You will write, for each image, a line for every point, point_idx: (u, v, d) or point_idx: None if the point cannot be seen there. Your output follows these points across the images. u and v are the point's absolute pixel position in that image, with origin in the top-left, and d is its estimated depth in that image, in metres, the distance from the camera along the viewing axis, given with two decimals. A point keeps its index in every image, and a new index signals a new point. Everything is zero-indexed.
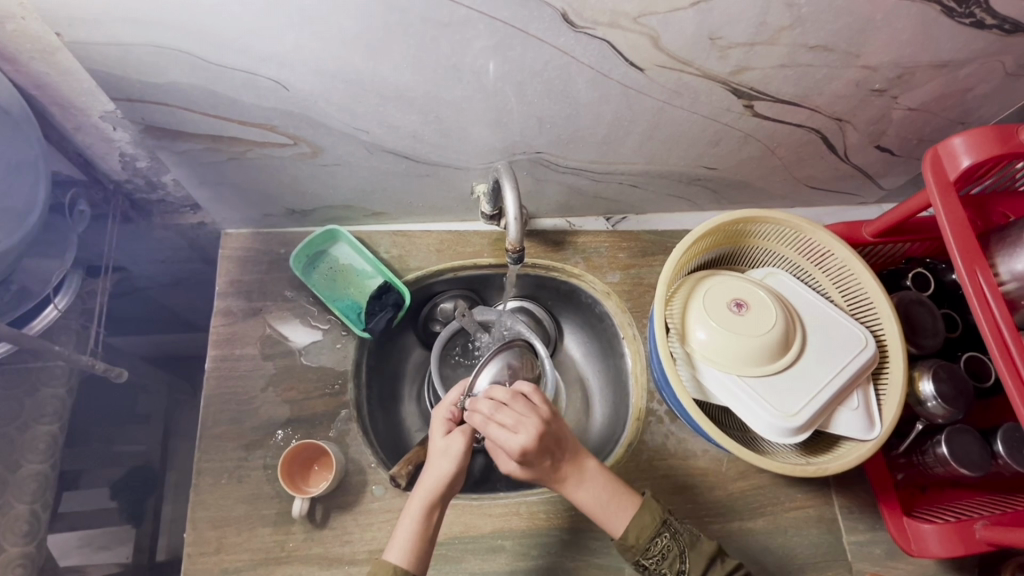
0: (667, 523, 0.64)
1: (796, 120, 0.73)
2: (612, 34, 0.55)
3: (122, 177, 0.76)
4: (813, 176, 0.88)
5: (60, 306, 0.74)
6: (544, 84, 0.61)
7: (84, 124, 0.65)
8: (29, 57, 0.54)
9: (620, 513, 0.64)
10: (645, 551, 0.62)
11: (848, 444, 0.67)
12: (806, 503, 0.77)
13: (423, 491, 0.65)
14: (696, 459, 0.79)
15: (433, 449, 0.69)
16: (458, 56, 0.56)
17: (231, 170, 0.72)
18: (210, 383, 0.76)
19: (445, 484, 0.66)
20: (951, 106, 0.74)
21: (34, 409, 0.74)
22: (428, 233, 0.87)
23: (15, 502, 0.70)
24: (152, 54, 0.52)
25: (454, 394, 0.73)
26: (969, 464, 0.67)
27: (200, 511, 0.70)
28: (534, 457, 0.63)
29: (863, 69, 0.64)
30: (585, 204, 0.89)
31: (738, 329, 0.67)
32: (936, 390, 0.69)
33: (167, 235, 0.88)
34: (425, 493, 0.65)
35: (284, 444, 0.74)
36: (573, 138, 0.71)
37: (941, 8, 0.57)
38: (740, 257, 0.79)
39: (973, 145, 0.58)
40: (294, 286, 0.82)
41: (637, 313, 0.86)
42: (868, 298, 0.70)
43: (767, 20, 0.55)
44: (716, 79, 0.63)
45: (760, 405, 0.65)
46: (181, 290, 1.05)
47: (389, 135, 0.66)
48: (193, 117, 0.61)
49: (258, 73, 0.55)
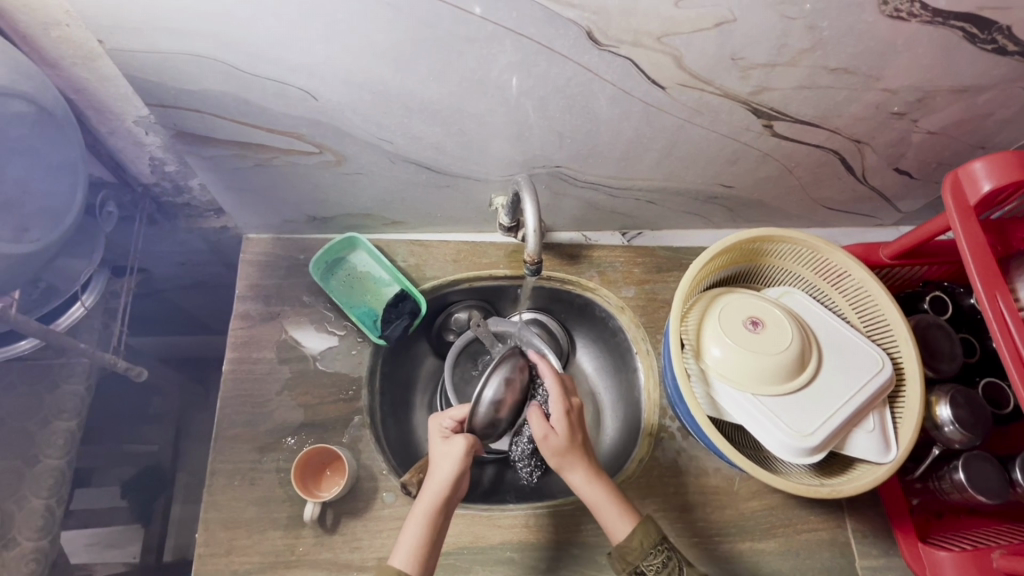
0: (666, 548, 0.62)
1: (815, 141, 0.73)
2: (635, 53, 0.56)
3: (150, 181, 0.77)
4: (829, 197, 0.88)
5: (85, 304, 0.75)
6: (567, 99, 0.62)
7: (118, 128, 0.67)
8: (70, 63, 0.56)
9: (620, 522, 0.64)
10: (641, 560, 0.61)
11: (863, 466, 0.66)
12: (820, 525, 0.76)
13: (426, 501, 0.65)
14: (708, 478, 0.78)
15: (437, 456, 0.68)
16: (483, 70, 0.57)
17: (255, 177, 0.73)
18: (226, 385, 0.77)
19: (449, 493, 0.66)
20: (972, 131, 0.74)
21: (54, 406, 0.75)
22: (444, 244, 0.88)
23: (32, 496, 0.71)
24: (188, 63, 0.54)
25: (455, 408, 0.73)
26: (986, 491, 0.66)
27: (213, 512, 0.71)
28: (576, 422, 0.69)
29: (883, 92, 0.65)
30: (601, 219, 0.90)
31: (754, 348, 0.67)
32: (954, 415, 0.68)
33: (191, 239, 0.90)
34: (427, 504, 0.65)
35: (296, 448, 0.75)
36: (592, 154, 0.72)
37: (963, 33, 0.57)
38: (756, 275, 0.79)
39: (993, 170, 0.58)
40: (311, 292, 0.83)
41: (652, 329, 0.86)
42: (885, 319, 0.70)
43: (788, 42, 0.56)
44: (736, 99, 0.63)
45: (775, 424, 0.65)
46: (199, 294, 1.06)
47: (411, 146, 0.68)
48: (224, 124, 0.63)
49: (288, 82, 0.56)
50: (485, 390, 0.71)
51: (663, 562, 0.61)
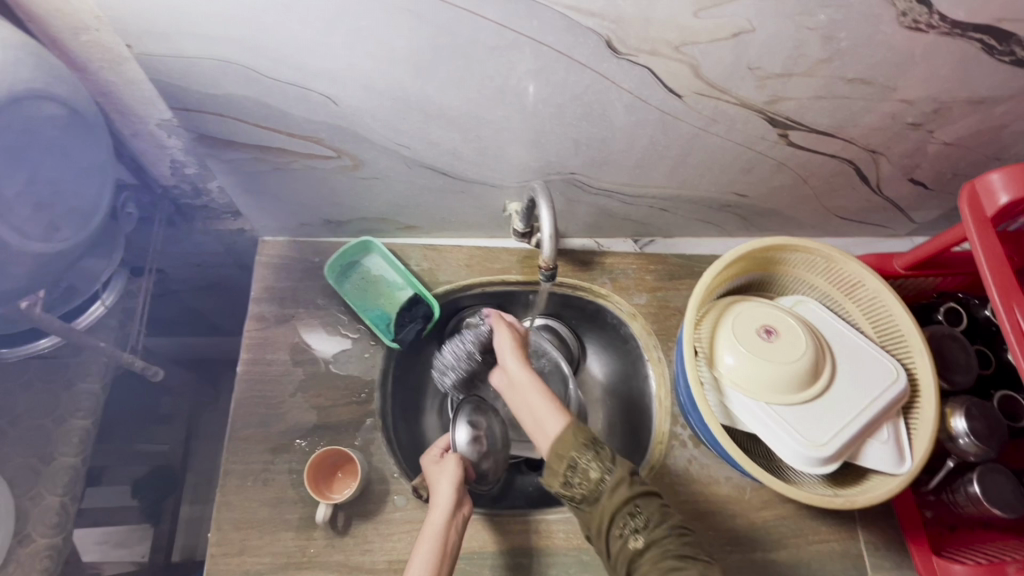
0: (597, 442, 0.64)
1: (830, 151, 0.73)
2: (653, 62, 0.56)
3: (170, 183, 0.78)
4: (844, 207, 0.88)
5: (106, 303, 0.78)
6: (583, 107, 0.63)
7: (141, 131, 0.68)
8: (98, 66, 0.57)
9: (553, 421, 0.67)
10: (574, 454, 0.63)
11: (877, 477, 0.66)
12: (831, 536, 0.76)
13: (434, 528, 0.64)
14: (719, 486, 0.78)
15: (434, 480, 0.70)
16: (502, 78, 0.57)
17: (274, 180, 0.74)
18: (240, 385, 0.78)
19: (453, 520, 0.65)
20: (988, 142, 0.74)
21: (70, 403, 0.76)
22: (458, 249, 0.89)
23: (47, 493, 0.72)
24: (213, 68, 0.55)
25: (437, 442, 0.78)
26: (1002, 504, 0.66)
27: (225, 512, 0.71)
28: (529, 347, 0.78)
29: (900, 102, 0.65)
30: (614, 225, 0.90)
31: (767, 356, 0.67)
32: (969, 427, 0.68)
33: (207, 240, 0.90)
34: (435, 529, 0.64)
35: (309, 450, 0.75)
36: (607, 161, 0.72)
37: (981, 45, 0.57)
38: (769, 283, 0.79)
39: (1011, 181, 0.58)
40: (325, 294, 0.84)
41: (663, 336, 0.86)
42: (899, 330, 0.70)
43: (805, 52, 0.56)
44: (752, 108, 0.64)
45: (788, 433, 0.65)
46: (213, 295, 1.07)
47: (429, 151, 0.68)
48: (245, 128, 0.64)
49: (310, 88, 0.57)
50: (457, 428, 0.77)
51: (595, 453, 0.63)
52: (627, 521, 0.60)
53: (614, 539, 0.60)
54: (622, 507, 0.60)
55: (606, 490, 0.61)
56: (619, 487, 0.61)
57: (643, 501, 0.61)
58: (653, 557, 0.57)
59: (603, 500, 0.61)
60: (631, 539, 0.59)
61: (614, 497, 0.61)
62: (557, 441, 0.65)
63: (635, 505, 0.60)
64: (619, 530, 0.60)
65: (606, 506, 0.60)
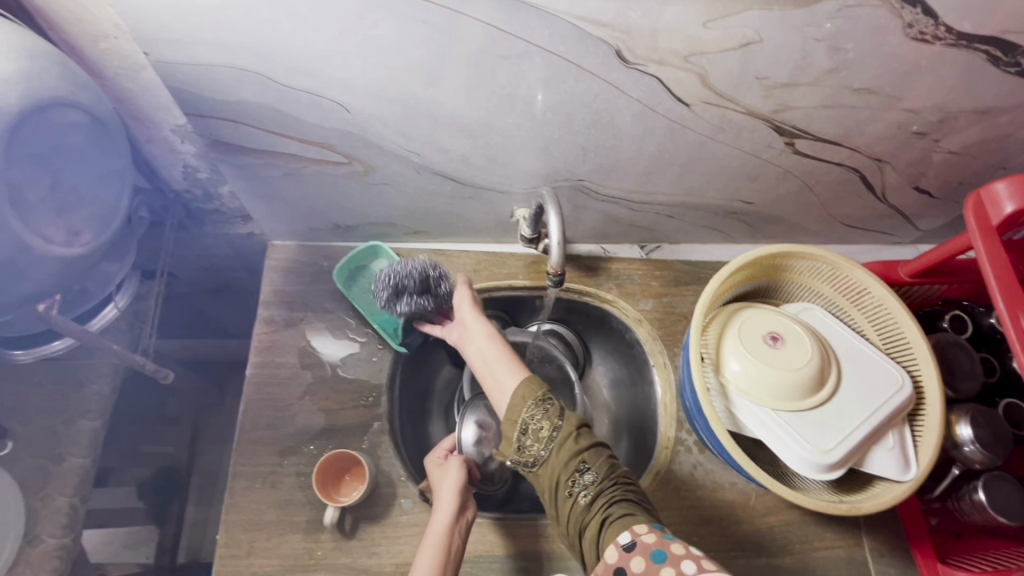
0: (548, 398, 0.64)
1: (836, 159, 0.74)
2: (662, 72, 0.57)
3: (182, 188, 0.79)
4: (849, 214, 0.89)
5: (119, 304, 0.78)
6: (592, 115, 0.63)
7: (156, 136, 0.69)
8: (115, 73, 0.58)
9: (507, 376, 0.68)
10: (524, 413, 0.63)
11: (883, 484, 0.66)
12: (837, 543, 0.76)
13: (436, 534, 0.64)
14: (725, 492, 0.78)
15: (438, 484, 0.70)
16: (512, 86, 0.58)
17: (285, 185, 0.75)
18: (249, 388, 0.79)
19: (454, 527, 0.65)
20: (993, 151, 0.74)
21: (80, 405, 0.77)
22: (465, 254, 0.89)
23: (57, 494, 0.73)
24: (229, 75, 0.56)
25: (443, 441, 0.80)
26: (1007, 512, 0.66)
27: (233, 514, 0.72)
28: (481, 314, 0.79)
29: (906, 111, 0.65)
30: (620, 232, 0.91)
31: (773, 363, 0.67)
32: (974, 435, 0.68)
33: (217, 244, 0.91)
34: (437, 536, 0.64)
35: (316, 453, 0.76)
36: (614, 168, 0.73)
37: (987, 56, 0.58)
38: (775, 290, 0.80)
39: (1015, 190, 0.58)
40: (334, 298, 0.85)
41: (669, 342, 0.87)
42: (905, 337, 0.70)
43: (813, 62, 0.57)
44: (759, 117, 0.64)
45: (794, 439, 0.65)
46: (221, 299, 1.08)
47: (439, 158, 0.69)
48: (258, 134, 0.64)
49: (323, 95, 0.58)
50: (463, 428, 0.80)
51: (544, 410, 0.63)
52: (576, 477, 0.60)
53: (564, 497, 0.60)
54: (571, 464, 0.61)
55: (555, 449, 0.62)
56: (568, 444, 0.62)
57: (590, 456, 0.61)
58: (601, 509, 0.57)
59: (554, 459, 0.62)
60: (580, 495, 0.59)
61: (563, 455, 0.61)
62: (511, 395, 0.66)
63: (583, 461, 0.61)
64: (568, 488, 0.60)
65: (556, 465, 0.61)
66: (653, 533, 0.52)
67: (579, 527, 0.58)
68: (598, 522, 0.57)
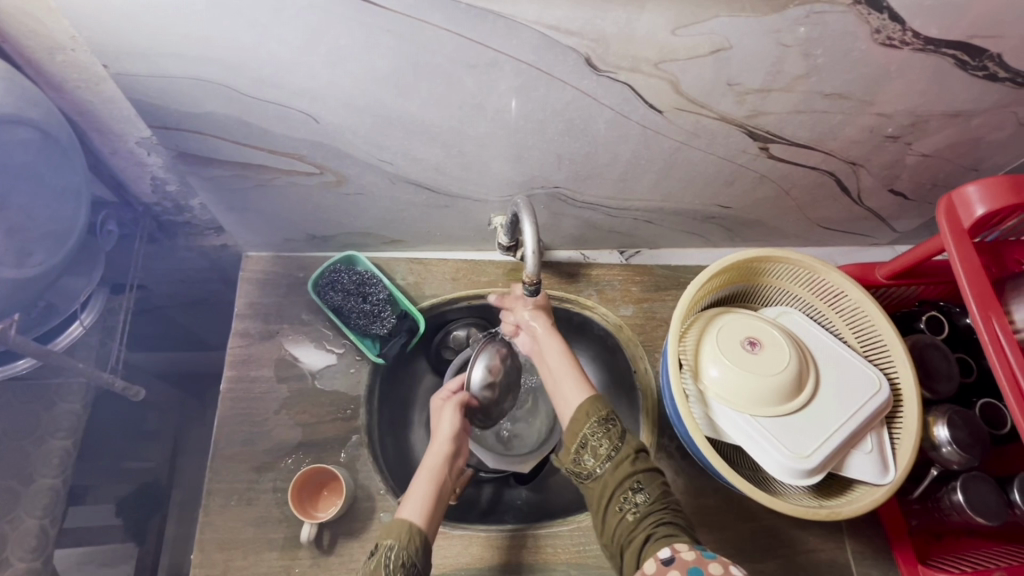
0: (612, 418, 0.65)
1: (810, 163, 0.74)
2: (633, 79, 0.57)
3: (151, 201, 0.78)
4: (826, 217, 0.89)
5: (85, 322, 0.75)
6: (565, 123, 0.63)
7: (121, 148, 0.67)
8: (75, 86, 0.57)
9: (574, 392, 0.69)
10: (585, 430, 0.65)
11: (862, 488, 0.66)
12: (819, 546, 0.76)
13: (429, 472, 0.66)
14: (708, 497, 0.78)
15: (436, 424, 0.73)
16: (483, 95, 0.58)
17: (257, 197, 0.74)
18: (224, 403, 0.77)
19: (447, 469, 0.67)
20: (965, 153, 0.75)
21: (50, 424, 0.75)
22: (443, 262, 0.88)
23: (26, 516, 0.71)
24: (193, 87, 0.54)
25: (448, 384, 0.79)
26: (985, 512, 0.66)
27: (208, 533, 0.71)
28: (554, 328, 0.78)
29: (877, 116, 0.66)
30: (600, 237, 0.90)
31: (752, 368, 0.67)
32: (951, 436, 0.68)
33: (191, 256, 0.90)
34: (431, 472, 0.66)
35: (294, 468, 0.75)
36: (590, 175, 0.73)
37: (954, 60, 0.58)
38: (753, 295, 0.80)
39: (988, 194, 0.59)
40: (311, 310, 0.84)
41: (650, 348, 0.87)
42: (882, 339, 0.70)
43: (784, 68, 0.57)
44: (732, 122, 0.64)
45: (773, 444, 0.65)
46: (198, 311, 1.07)
47: (412, 167, 0.68)
48: (226, 145, 0.63)
49: (290, 106, 0.57)
50: (475, 366, 0.79)
51: (606, 430, 0.64)
52: (627, 495, 0.61)
53: (613, 512, 0.61)
54: (624, 481, 0.61)
55: (610, 467, 0.63)
56: (623, 463, 0.62)
57: (645, 478, 0.61)
58: (648, 526, 0.57)
59: (607, 476, 0.62)
60: (629, 512, 0.60)
61: (616, 473, 0.62)
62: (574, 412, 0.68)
63: (637, 481, 0.61)
64: (619, 504, 0.61)
65: (608, 481, 0.62)
66: (693, 550, 0.52)
67: (623, 543, 0.59)
68: (642, 539, 0.57)
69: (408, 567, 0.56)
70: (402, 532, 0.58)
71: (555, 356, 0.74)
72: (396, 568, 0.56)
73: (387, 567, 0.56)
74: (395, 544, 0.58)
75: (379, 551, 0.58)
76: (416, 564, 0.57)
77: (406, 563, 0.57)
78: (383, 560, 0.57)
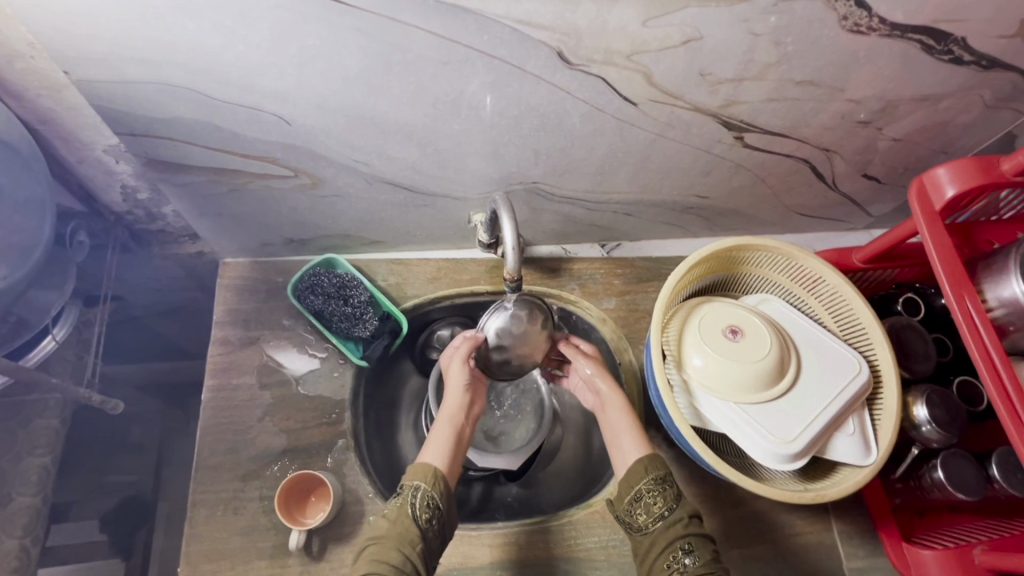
0: (668, 477, 0.63)
1: (785, 151, 0.75)
2: (606, 72, 0.57)
3: (122, 209, 0.76)
4: (802, 204, 0.90)
5: (57, 337, 0.73)
6: (540, 118, 0.63)
7: (88, 157, 0.66)
8: (36, 93, 0.56)
9: (631, 448, 0.67)
10: (640, 484, 0.62)
11: (845, 470, 0.67)
12: (806, 529, 0.78)
13: (448, 422, 0.69)
14: (695, 486, 0.79)
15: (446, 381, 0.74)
16: (456, 91, 0.57)
17: (231, 202, 0.72)
18: (206, 413, 0.76)
19: (465, 418, 0.71)
20: (934, 137, 0.76)
21: (27, 441, 0.73)
22: (424, 261, 0.88)
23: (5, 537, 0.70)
24: (159, 92, 0.53)
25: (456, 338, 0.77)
26: (965, 488, 0.68)
27: (195, 545, 0.70)
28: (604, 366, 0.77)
29: (848, 102, 0.66)
30: (580, 232, 0.90)
31: (734, 356, 0.68)
32: (930, 415, 0.70)
33: (166, 265, 0.88)
34: (449, 423, 0.69)
35: (280, 475, 0.74)
36: (568, 169, 0.73)
37: (921, 45, 0.59)
38: (734, 283, 0.80)
39: (956, 175, 0.60)
40: (291, 315, 0.82)
41: (634, 340, 0.87)
42: (860, 322, 0.71)
43: (754, 57, 0.57)
44: (706, 112, 0.65)
45: (757, 431, 0.66)
46: (177, 320, 1.05)
47: (387, 166, 0.68)
48: (196, 150, 0.62)
49: (261, 108, 0.56)
50: (492, 316, 0.74)
51: (663, 488, 0.62)
52: (675, 555, 0.58)
53: (659, 570, 0.58)
54: (675, 542, 0.59)
55: (661, 526, 0.60)
56: (675, 525, 0.60)
57: (697, 541, 0.59)
58: None
59: (655, 534, 0.60)
60: (677, 572, 0.57)
61: (666, 532, 0.60)
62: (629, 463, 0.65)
63: (687, 543, 0.58)
64: (667, 562, 0.58)
65: (658, 539, 0.60)
66: None
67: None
68: None
69: (433, 510, 0.60)
70: (429, 476, 0.62)
71: (615, 414, 0.71)
72: (423, 509, 0.60)
73: (415, 509, 0.60)
74: (422, 487, 0.61)
75: (405, 492, 0.61)
76: (441, 506, 0.61)
77: (431, 505, 0.61)
78: (410, 501, 0.60)
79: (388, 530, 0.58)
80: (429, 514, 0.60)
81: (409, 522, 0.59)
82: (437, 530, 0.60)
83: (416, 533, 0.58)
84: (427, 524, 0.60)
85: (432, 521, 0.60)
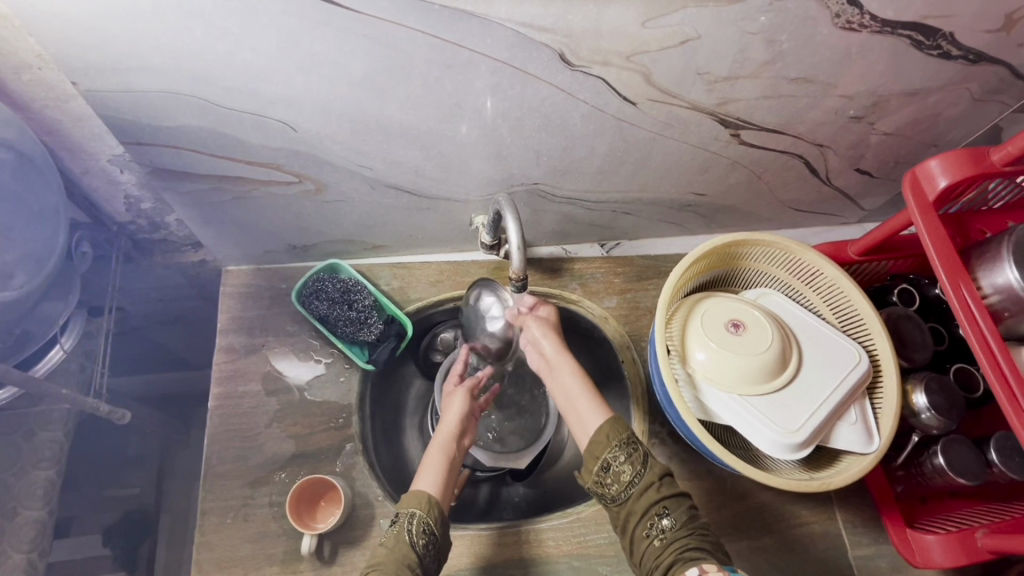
0: (633, 441, 0.62)
1: (780, 147, 0.76)
2: (606, 72, 0.58)
3: (126, 219, 0.77)
4: (797, 199, 0.92)
5: (66, 347, 0.74)
6: (542, 119, 0.64)
7: (92, 167, 0.66)
8: (42, 105, 0.56)
9: (592, 415, 0.66)
10: (607, 453, 0.61)
11: (849, 457, 0.68)
12: (811, 519, 0.79)
13: (439, 449, 0.69)
14: (701, 480, 0.80)
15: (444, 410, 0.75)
16: (461, 94, 0.58)
17: (235, 209, 0.73)
18: (214, 421, 0.76)
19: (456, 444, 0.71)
20: (925, 130, 0.78)
21: (31, 454, 0.73)
22: (426, 265, 0.88)
23: (13, 552, 0.71)
24: (166, 101, 0.54)
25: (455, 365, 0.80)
26: (965, 473, 0.69)
27: (206, 553, 0.70)
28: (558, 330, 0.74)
29: (841, 98, 0.68)
30: (580, 231, 0.91)
31: (737, 350, 0.69)
32: (930, 402, 0.71)
33: (169, 274, 0.88)
34: (441, 449, 0.69)
35: (289, 481, 0.74)
36: (568, 170, 0.74)
37: (910, 41, 0.61)
38: (733, 278, 0.81)
39: (948, 167, 0.62)
40: (295, 320, 0.83)
41: (636, 337, 0.88)
42: (858, 313, 0.73)
43: (748, 55, 0.58)
44: (704, 111, 0.66)
45: (762, 423, 0.67)
46: (177, 331, 1.04)
47: (391, 170, 0.68)
48: (202, 159, 0.63)
49: (267, 115, 0.57)
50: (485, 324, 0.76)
51: (628, 455, 0.61)
52: (653, 521, 0.58)
53: (639, 538, 0.59)
54: (651, 508, 0.59)
55: (635, 494, 0.60)
56: (648, 490, 0.60)
57: (671, 504, 0.59)
58: (676, 553, 0.56)
59: (631, 503, 0.60)
60: (656, 538, 0.58)
61: (641, 499, 0.60)
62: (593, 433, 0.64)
63: (663, 506, 0.59)
64: (645, 530, 0.58)
65: (634, 507, 0.60)
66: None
67: (649, 568, 0.57)
68: (670, 565, 0.55)
69: (429, 536, 0.60)
70: (423, 503, 0.62)
71: (567, 378, 0.70)
72: (419, 535, 0.60)
73: (411, 536, 0.60)
74: (417, 514, 0.61)
75: (401, 519, 0.61)
76: (435, 532, 0.61)
77: (427, 531, 0.61)
78: (406, 529, 0.60)
79: (386, 556, 0.57)
80: (425, 540, 0.60)
81: (405, 548, 0.59)
82: (434, 553, 0.60)
83: (414, 558, 0.58)
84: (424, 549, 0.60)
85: (428, 547, 0.60)
